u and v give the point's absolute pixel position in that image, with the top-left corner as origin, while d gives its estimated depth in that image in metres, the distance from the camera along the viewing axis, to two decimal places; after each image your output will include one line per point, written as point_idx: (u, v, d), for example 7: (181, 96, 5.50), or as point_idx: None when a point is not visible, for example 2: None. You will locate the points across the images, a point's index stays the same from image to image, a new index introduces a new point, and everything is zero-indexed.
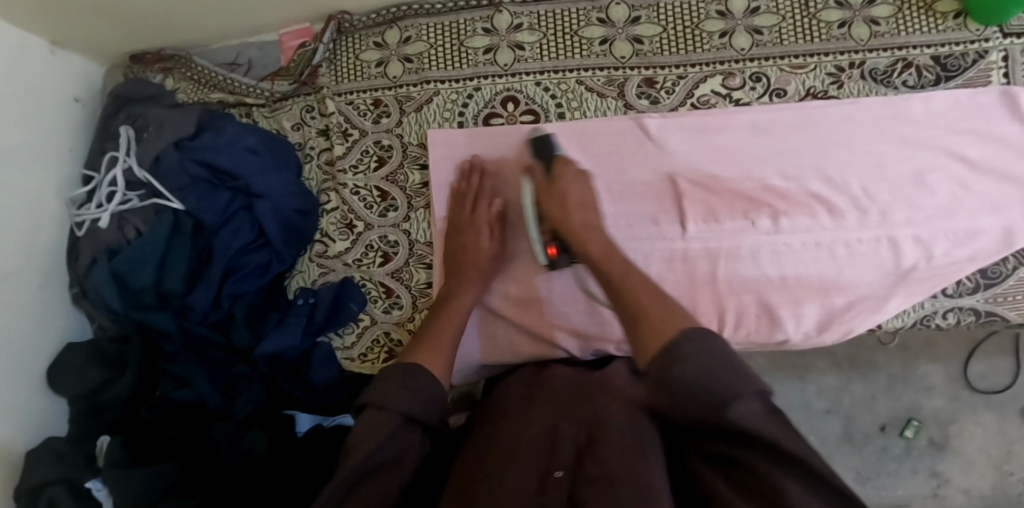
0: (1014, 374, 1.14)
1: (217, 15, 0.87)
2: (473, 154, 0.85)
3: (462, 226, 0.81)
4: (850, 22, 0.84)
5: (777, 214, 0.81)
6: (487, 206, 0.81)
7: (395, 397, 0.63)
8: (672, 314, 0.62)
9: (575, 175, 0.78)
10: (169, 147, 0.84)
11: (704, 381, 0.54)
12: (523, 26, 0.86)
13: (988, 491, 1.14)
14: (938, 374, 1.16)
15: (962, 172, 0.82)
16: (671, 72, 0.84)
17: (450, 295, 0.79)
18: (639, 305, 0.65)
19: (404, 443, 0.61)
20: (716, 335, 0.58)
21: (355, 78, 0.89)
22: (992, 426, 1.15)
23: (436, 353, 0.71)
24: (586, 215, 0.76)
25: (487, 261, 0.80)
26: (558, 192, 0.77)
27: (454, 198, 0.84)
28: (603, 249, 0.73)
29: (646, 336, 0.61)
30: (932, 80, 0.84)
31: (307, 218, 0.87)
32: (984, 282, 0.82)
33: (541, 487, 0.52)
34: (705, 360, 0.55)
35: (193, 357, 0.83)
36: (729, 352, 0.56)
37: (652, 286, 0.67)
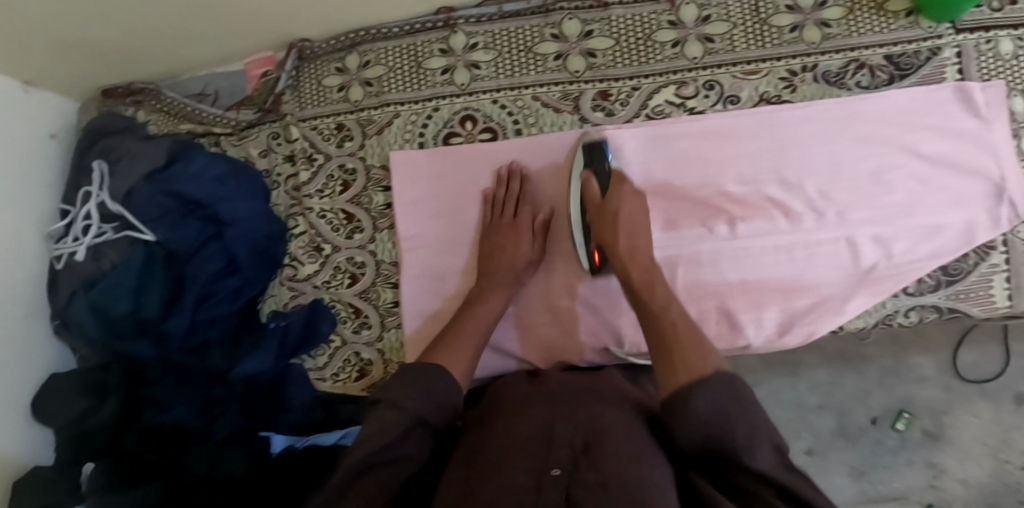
0: (1004, 361, 1.14)
1: (183, 47, 0.89)
2: (512, 158, 0.85)
3: (503, 230, 0.81)
4: (801, 26, 0.84)
5: (734, 221, 0.82)
6: (530, 213, 0.82)
7: (407, 396, 0.63)
8: (705, 351, 0.62)
9: (631, 194, 0.78)
10: (140, 180, 0.85)
11: (725, 417, 0.56)
12: (477, 46, 0.88)
13: (985, 480, 1.14)
14: (929, 365, 1.16)
15: (920, 169, 0.82)
16: (624, 84, 0.85)
17: (479, 297, 0.80)
18: (672, 328, 0.65)
19: (414, 444, 0.61)
20: (745, 382, 0.59)
21: (319, 104, 0.91)
22: (987, 414, 1.14)
23: (457, 352, 0.72)
24: (643, 239, 0.75)
25: (523, 265, 0.81)
26: (607, 212, 0.76)
27: (488, 202, 0.85)
28: (652, 268, 0.73)
29: (668, 358, 0.63)
30: (886, 80, 0.84)
31: (276, 243, 0.89)
32: (946, 279, 0.82)
33: (538, 486, 0.51)
34: (726, 395, 0.57)
35: (175, 380, 0.84)
36: (754, 400, 0.58)
37: (688, 318, 0.67)
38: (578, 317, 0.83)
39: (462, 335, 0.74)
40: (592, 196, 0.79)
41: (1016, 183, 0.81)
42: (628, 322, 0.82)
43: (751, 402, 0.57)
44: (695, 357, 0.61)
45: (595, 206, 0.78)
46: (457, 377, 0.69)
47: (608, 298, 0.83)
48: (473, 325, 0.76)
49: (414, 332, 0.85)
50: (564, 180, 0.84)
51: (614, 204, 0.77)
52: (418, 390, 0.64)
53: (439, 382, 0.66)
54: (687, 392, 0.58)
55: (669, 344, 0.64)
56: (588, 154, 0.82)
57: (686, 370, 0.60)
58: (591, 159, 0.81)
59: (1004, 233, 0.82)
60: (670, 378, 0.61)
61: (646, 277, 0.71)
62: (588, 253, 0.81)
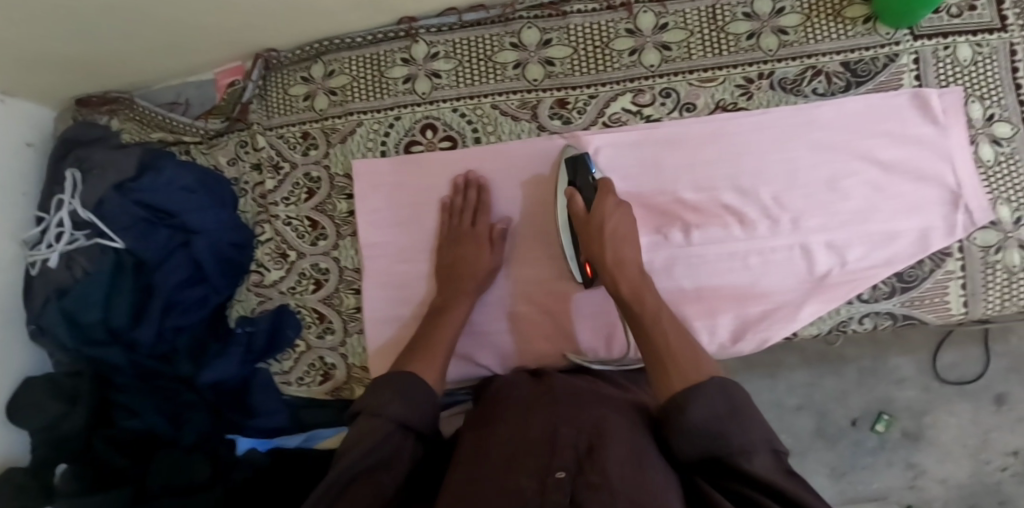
0: (984, 362, 1.14)
1: (152, 57, 0.91)
2: (468, 169, 0.86)
3: (462, 240, 0.83)
4: (758, 33, 0.85)
5: (688, 227, 0.83)
6: (488, 225, 0.83)
7: (388, 404, 0.66)
8: (698, 359, 0.66)
9: (614, 206, 0.77)
10: (110, 190, 0.86)
11: (719, 424, 0.59)
12: (438, 55, 0.89)
13: (965, 480, 1.14)
14: (909, 365, 1.16)
15: (876, 176, 0.82)
16: (582, 92, 0.86)
17: (444, 306, 0.81)
18: (665, 344, 0.68)
19: (398, 447, 0.65)
20: (739, 388, 0.63)
21: (285, 113, 0.93)
22: (966, 415, 1.15)
23: (432, 358, 0.74)
24: (630, 248, 0.76)
25: (486, 275, 0.82)
26: (594, 222, 0.77)
27: (446, 212, 0.86)
28: (640, 278, 0.74)
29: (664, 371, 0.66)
30: (843, 87, 0.84)
31: (242, 251, 0.91)
32: (901, 285, 0.82)
33: (542, 489, 0.53)
34: (721, 404, 0.60)
35: (144, 386, 0.86)
36: (749, 406, 0.61)
37: (681, 330, 0.70)
38: (533, 323, 0.85)
39: (435, 346, 0.76)
40: (577, 211, 0.78)
41: (972, 189, 0.82)
42: (583, 327, 0.84)
43: (746, 409, 0.60)
44: (689, 368, 0.65)
45: (581, 213, 0.78)
46: (429, 379, 0.72)
47: (563, 303, 0.84)
48: (441, 334, 0.78)
49: (375, 337, 0.87)
50: (546, 190, 0.85)
51: (598, 216, 0.77)
52: (397, 399, 0.67)
53: (418, 389, 0.69)
54: (683, 401, 0.61)
55: (664, 355, 0.67)
56: (571, 170, 0.82)
57: (681, 380, 0.64)
58: (573, 176, 0.81)
59: (959, 240, 0.82)
60: (666, 388, 0.64)
61: (634, 288, 0.73)
62: (581, 266, 0.81)
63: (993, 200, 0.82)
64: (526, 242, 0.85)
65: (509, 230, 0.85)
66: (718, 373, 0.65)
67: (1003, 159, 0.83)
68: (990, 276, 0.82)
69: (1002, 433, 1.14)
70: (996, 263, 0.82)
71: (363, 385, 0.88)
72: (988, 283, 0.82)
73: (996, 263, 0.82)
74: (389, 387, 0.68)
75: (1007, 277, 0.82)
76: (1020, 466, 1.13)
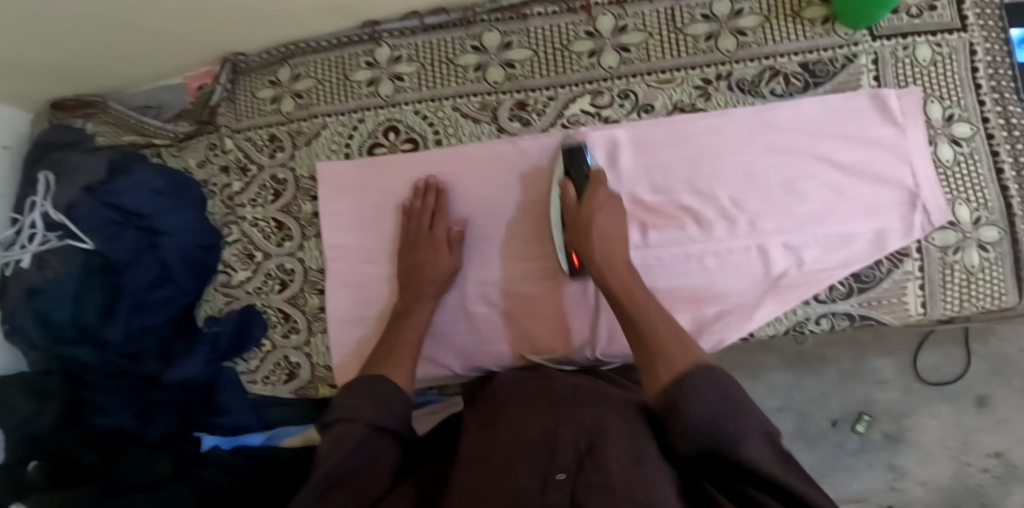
0: (964, 364, 1.13)
1: (123, 62, 0.93)
2: (429, 173, 0.87)
3: (420, 245, 0.83)
4: (716, 35, 0.85)
5: (646, 227, 0.84)
6: (446, 227, 0.84)
7: (362, 409, 0.68)
8: (687, 349, 0.65)
9: (605, 199, 0.78)
10: (81, 192, 0.88)
11: (716, 419, 0.58)
12: (401, 58, 0.90)
13: (946, 482, 1.12)
14: (890, 367, 1.14)
15: (833, 176, 0.82)
16: (541, 94, 0.87)
17: (405, 311, 0.82)
18: (658, 339, 0.67)
19: (376, 450, 0.65)
20: (728, 377, 0.62)
21: (253, 116, 0.94)
22: (947, 416, 1.13)
23: (400, 365, 0.76)
24: (615, 247, 0.76)
25: (445, 278, 0.83)
26: (583, 216, 0.77)
27: (405, 215, 0.86)
28: (627, 275, 0.74)
29: (654, 363, 0.66)
30: (801, 87, 0.84)
31: (209, 252, 0.93)
32: (858, 287, 0.82)
33: (543, 488, 0.54)
34: (716, 399, 0.59)
35: (114, 385, 0.87)
36: (740, 394, 0.60)
37: (671, 323, 0.69)
38: (491, 323, 0.86)
39: (401, 347, 0.78)
40: (568, 201, 0.79)
41: (930, 189, 0.82)
42: (540, 328, 0.85)
43: (743, 402, 0.59)
44: (677, 359, 0.64)
45: (573, 202, 0.79)
46: (398, 381, 0.74)
47: (521, 304, 0.85)
48: (404, 340, 0.79)
49: (338, 337, 0.89)
50: (545, 182, 0.85)
51: (588, 211, 0.77)
52: (371, 405, 0.68)
53: (388, 392, 0.71)
54: (674, 394, 0.60)
55: (653, 347, 0.67)
56: (568, 159, 0.81)
57: (671, 374, 0.63)
58: (571, 165, 0.81)
59: (916, 240, 0.82)
60: (658, 381, 0.64)
61: (623, 285, 0.73)
62: (568, 256, 0.82)
63: (952, 201, 0.82)
64: (488, 243, 0.86)
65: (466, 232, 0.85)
66: (707, 360, 0.64)
67: (963, 159, 0.83)
68: (949, 277, 0.82)
69: (983, 435, 1.12)
70: (954, 263, 0.82)
71: (326, 384, 0.89)
72: (947, 282, 0.81)
73: (954, 263, 0.82)
74: (363, 393, 0.70)
75: (965, 277, 0.82)
76: (1002, 468, 1.11)
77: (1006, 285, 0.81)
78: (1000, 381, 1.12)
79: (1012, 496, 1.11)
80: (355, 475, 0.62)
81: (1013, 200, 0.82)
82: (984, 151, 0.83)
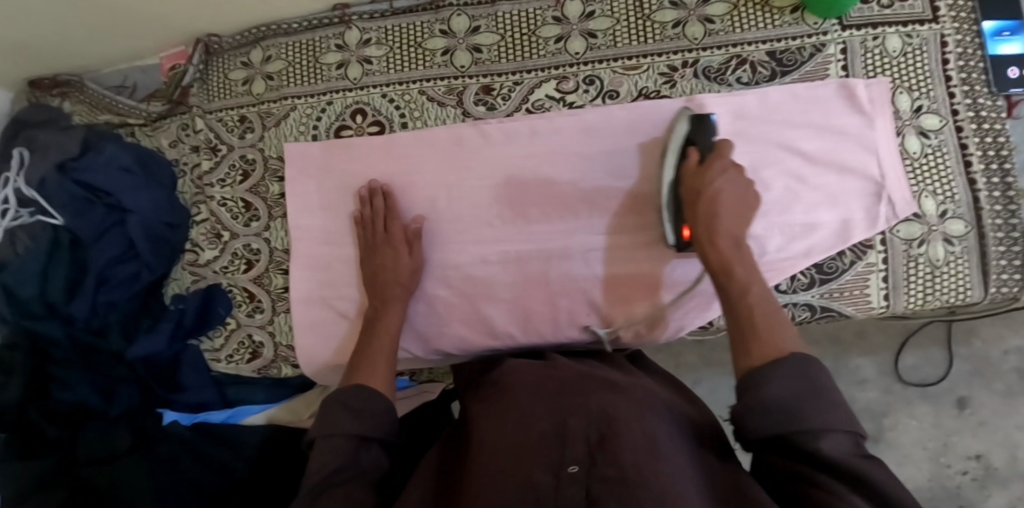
0: (946, 365, 1.11)
1: (98, 42, 0.94)
2: (372, 178, 0.88)
3: (379, 248, 0.84)
4: (683, 22, 0.85)
5: (609, 214, 0.83)
6: (401, 226, 0.84)
7: (342, 423, 0.67)
8: (786, 339, 0.61)
9: (726, 169, 0.72)
10: (52, 169, 0.88)
11: (794, 404, 0.55)
12: (370, 41, 0.90)
13: (925, 483, 1.09)
14: (870, 367, 1.13)
15: (798, 165, 0.82)
16: (507, 79, 0.87)
17: (375, 314, 0.82)
18: (751, 318, 0.63)
19: (363, 460, 0.66)
20: (823, 370, 0.58)
21: (224, 97, 0.95)
22: (927, 418, 1.11)
23: (376, 367, 0.75)
24: (725, 219, 0.69)
25: (408, 278, 0.82)
26: (697, 184, 0.72)
27: (358, 224, 0.87)
28: (733, 251, 0.68)
29: (746, 341, 0.62)
30: (768, 76, 0.84)
31: (176, 231, 0.93)
32: (820, 277, 0.81)
33: (556, 484, 0.53)
34: (801, 386, 0.56)
35: (80, 361, 0.87)
36: (830, 386, 0.56)
37: (772, 301, 0.65)
38: (451, 307, 0.86)
39: (377, 353, 0.77)
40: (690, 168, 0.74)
41: (896, 181, 0.81)
42: (501, 312, 0.85)
43: (832, 396, 0.56)
44: (771, 344, 0.61)
45: (691, 168, 0.73)
46: (379, 388, 0.73)
47: (482, 288, 0.85)
48: (380, 345, 0.78)
49: (302, 318, 0.89)
50: (565, 161, 0.84)
51: (699, 182, 0.71)
52: (350, 418, 0.68)
53: (367, 400, 0.70)
54: (759, 377, 0.58)
55: (745, 326, 0.63)
56: (694, 126, 0.77)
57: (762, 357, 0.60)
58: (699, 135, 0.76)
59: (881, 232, 0.81)
60: (749, 359, 0.61)
61: (722, 258, 0.68)
62: (676, 227, 0.77)
63: (918, 194, 0.81)
64: (449, 228, 0.86)
65: (422, 229, 0.85)
66: (803, 350, 0.60)
67: (930, 151, 0.82)
68: (913, 269, 0.80)
69: (964, 437, 1.09)
70: (919, 257, 0.80)
71: (289, 363, 0.91)
72: (910, 276, 0.80)
73: (919, 256, 0.80)
74: (342, 407, 0.69)
75: (929, 270, 0.81)
76: (982, 470, 1.08)
77: (970, 280, 0.80)
78: (982, 383, 1.10)
79: (991, 499, 1.08)
80: (344, 486, 0.63)
81: (980, 194, 0.81)
82: (952, 144, 0.82)
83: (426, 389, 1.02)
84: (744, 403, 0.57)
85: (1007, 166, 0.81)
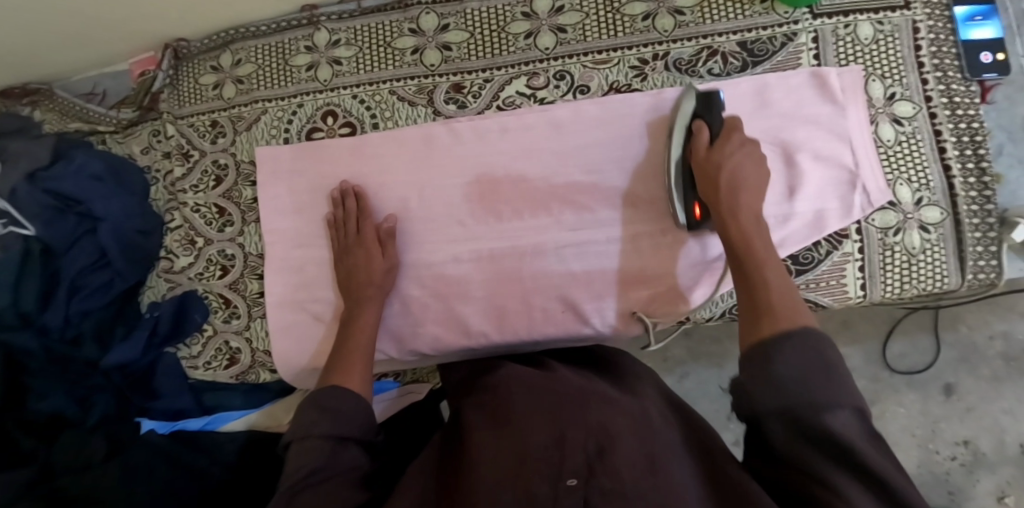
0: (934, 352, 1.10)
1: (67, 49, 0.94)
2: (343, 179, 0.87)
3: (351, 250, 0.83)
4: (653, 14, 0.84)
5: (581, 210, 0.83)
6: (373, 227, 0.83)
7: (321, 424, 0.67)
8: (797, 313, 0.60)
9: (740, 145, 0.73)
10: (22, 179, 0.87)
11: (807, 380, 0.54)
12: (340, 42, 0.90)
13: (914, 470, 1.09)
14: (857, 356, 1.12)
15: (771, 156, 0.80)
16: (478, 76, 0.86)
17: (350, 317, 0.81)
18: (764, 292, 0.63)
19: (344, 459, 0.66)
20: (832, 345, 0.57)
21: (195, 102, 0.94)
22: (914, 405, 1.10)
23: (351, 370, 0.75)
24: (744, 195, 0.71)
25: (382, 278, 0.82)
26: (715, 160, 0.73)
27: (331, 227, 0.86)
28: (752, 225, 0.69)
29: (758, 315, 0.62)
30: (739, 66, 0.83)
31: (148, 238, 0.92)
32: (796, 268, 0.80)
33: (554, 496, 0.53)
34: (813, 359, 0.55)
35: (55, 371, 0.85)
36: (840, 363, 0.55)
37: (785, 279, 0.65)
38: (425, 307, 0.86)
39: (353, 354, 0.77)
40: (698, 147, 0.75)
41: (870, 170, 0.80)
42: (476, 310, 0.85)
43: (840, 370, 0.55)
44: (782, 316, 0.60)
45: (706, 147, 0.74)
46: (356, 390, 0.73)
47: (456, 287, 0.85)
48: (356, 345, 0.78)
49: (277, 321, 0.89)
50: (536, 158, 0.84)
51: (719, 157, 0.72)
52: (326, 418, 0.67)
53: (347, 403, 0.70)
54: (771, 348, 0.57)
55: (758, 298, 0.63)
56: (703, 104, 0.78)
57: (772, 327, 0.59)
58: (706, 113, 0.77)
59: (857, 221, 0.80)
60: (757, 331, 0.60)
61: (742, 234, 0.68)
62: (686, 206, 0.77)
63: (893, 182, 0.80)
64: (421, 228, 0.86)
65: (396, 227, 0.84)
66: (813, 324, 0.59)
67: (904, 138, 0.81)
68: (888, 258, 0.80)
69: (951, 423, 1.09)
70: (894, 245, 0.80)
71: (266, 368, 0.92)
72: (886, 265, 0.80)
73: (894, 245, 0.80)
74: (316, 407, 0.69)
75: (906, 258, 0.80)
76: (970, 456, 1.08)
77: (947, 267, 0.80)
78: (969, 370, 1.09)
79: (980, 484, 1.07)
80: (325, 485, 0.63)
81: (955, 180, 0.80)
82: (926, 131, 0.81)
83: (411, 390, 1.01)
84: (753, 374, 0.56)
85: (981, 152, 0.81)
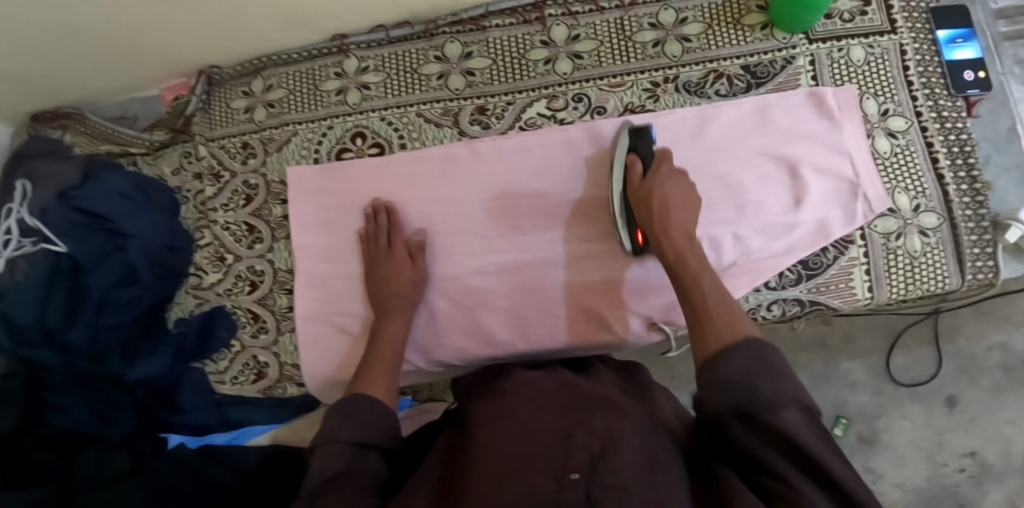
0: (936, 364, 1.14)
1: (104, 74, 0.99)
2: (374, 196, 0.91)
3: (382, 261, 0.86)
4: (662, 41, 0.91)
5: (600, 222, 0.87)
6: (403, 240, 0.87)
7: (347, 429, 0.68)
8: (734, 321, 0.63)
9: (669, 173, 0.78)
10: (53, 198, 0.90)
11: (750, 383, 0.56)
12: (368, 68, 0.95)
13: (923, 483, 1.11)
14: (862, 370, 1.15)
15: (778, 171, 0.86)
16: (499, 99, 0.92)
17: (380, 327, 0.84)
18: (705, 307, 0.66)
19: (365, 464, 0.66)
20: (773, 347, 0.59)
21: (226, 125, 0.99)
22: (920, 417, 1.13)
23: (373, 377, 0.77)
24: (675, 216, 0.75)
25: (412, 288, 0.85)
26: (644, 188, 0.78)
27: (364, 240, 0.90)
28: (684, 243, 0.73)
29: (699, 329, 0.65)
30: (744, 87, 0.89)
31: (177, 255, 0.95)
32: (806, 273, 0.85)
33: (559, 488, 0.52)
34: (754, 361, 0.57)
35: (75, 387, 0.86)
36: (783, 365, 0.57)
37: (723, 291, 0.68)
38: (451, 318, 0.89)
39: (378, 365, 0.78)
40: (634, 176, 0.80)
41: (870, 180, 0.85)
42: (501, 320, 0.88)
43: (779, 371, 0.56)
44: (724, 326, 0.63)
45: (638, 176, 0.79)
46: (380, 398, 0.74)
47: (480, 298, 0.88)
48: (381, 354, 0.80)
49: (305, 335, 0.91)
50: (556, 174, 0.88)
51: (650, 186, 0.77)
52: (348, 425, 0.68)
53: (369, 411, 0.71)
54: (715, 357, 0.59)
55: (701, 311, 0.66)
56: (635, 137, 0.84)
57: (716, 339, 0.62)
58: (639, 146, 0.83)
59: (859, 228, 0.85)
60: (702, 343, 0.63)
61: (676, 252, 0.72)
62: (631, 234, 0.82)
63: (891, 191, 0.86)
64: (446, 241, 0.89)
65: (425, 241, 0.88)
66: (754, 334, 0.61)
67: (899, 151, 0.87)
68: (892, 261, 0.85)
69: (956, 435, 1.12)
70: (897, 249, 0.85)
71: (293, 382, 0.93)
72: (891, 268, 0.85)
73: (897, 249, 0.85)
74: (336, 414, 0.70)
75: (908, 261, 0.85)
76: (977, 467, 1.11)
77: (947, 268, 0.85)
78: (970, 381, 1.13)
79: (989, 495, 1.10)
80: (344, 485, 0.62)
81: (949, 187, 0.86)
82: (919, 143, 0.88)
83: (428, 409, 1.01)
84: (704, 384, 0.59)
85: (972, 160, 0.87)
